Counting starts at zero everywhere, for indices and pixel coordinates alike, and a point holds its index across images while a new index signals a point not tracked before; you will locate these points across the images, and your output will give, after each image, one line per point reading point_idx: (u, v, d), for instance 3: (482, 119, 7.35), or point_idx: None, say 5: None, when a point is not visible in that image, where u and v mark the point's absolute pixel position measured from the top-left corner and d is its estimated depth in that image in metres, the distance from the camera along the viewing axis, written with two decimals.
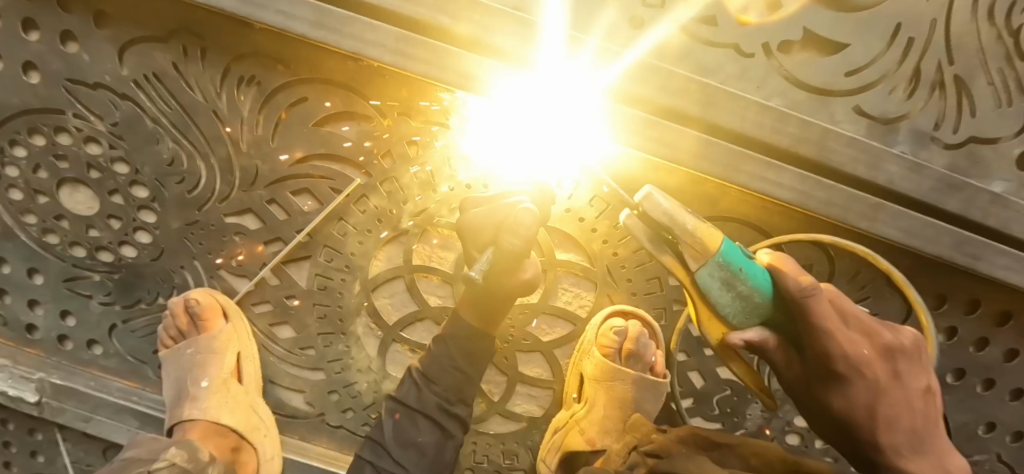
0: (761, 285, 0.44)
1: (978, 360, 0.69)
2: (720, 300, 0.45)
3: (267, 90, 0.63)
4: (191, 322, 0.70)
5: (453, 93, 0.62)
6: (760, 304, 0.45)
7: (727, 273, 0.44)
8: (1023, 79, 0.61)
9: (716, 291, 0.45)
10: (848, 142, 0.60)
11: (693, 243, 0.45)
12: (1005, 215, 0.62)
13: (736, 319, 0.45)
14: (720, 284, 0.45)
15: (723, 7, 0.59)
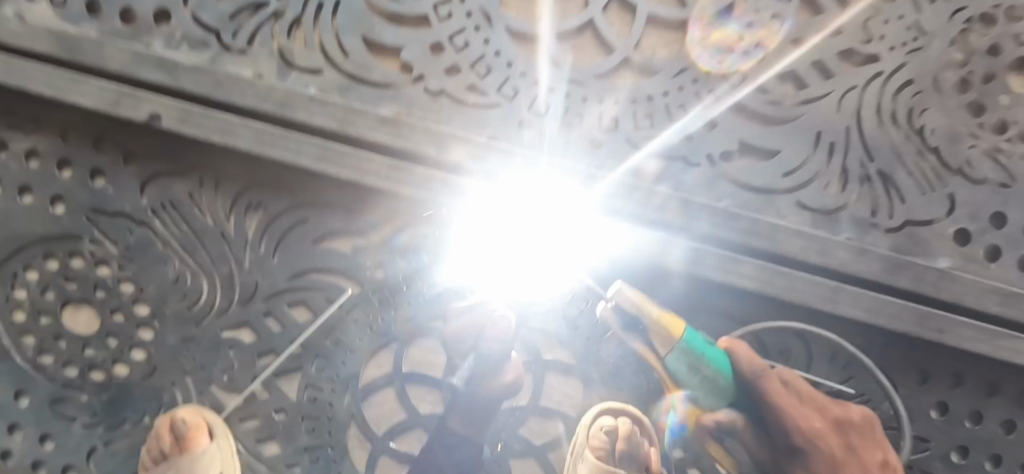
0: (719, 364, 0.64)
1: (978, 434, 0.69)
2: (691, 382, 0.64)
3: (272, 213, 0.70)
4: (174, 442, 0.68)
5: (435, 210, 0.68)
6: (715, 378, 0.63)
7: (693, 359, 0.63)
8: (937, 169, 0.68)
9: (685, 374, 0.63)
10: (795, 233, 0.65)
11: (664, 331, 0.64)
12: (958, 289, 0.66)
13: (702, 395, 0.64)
14: (687, 369, 0.63)
15: (664, 127, 0.67)
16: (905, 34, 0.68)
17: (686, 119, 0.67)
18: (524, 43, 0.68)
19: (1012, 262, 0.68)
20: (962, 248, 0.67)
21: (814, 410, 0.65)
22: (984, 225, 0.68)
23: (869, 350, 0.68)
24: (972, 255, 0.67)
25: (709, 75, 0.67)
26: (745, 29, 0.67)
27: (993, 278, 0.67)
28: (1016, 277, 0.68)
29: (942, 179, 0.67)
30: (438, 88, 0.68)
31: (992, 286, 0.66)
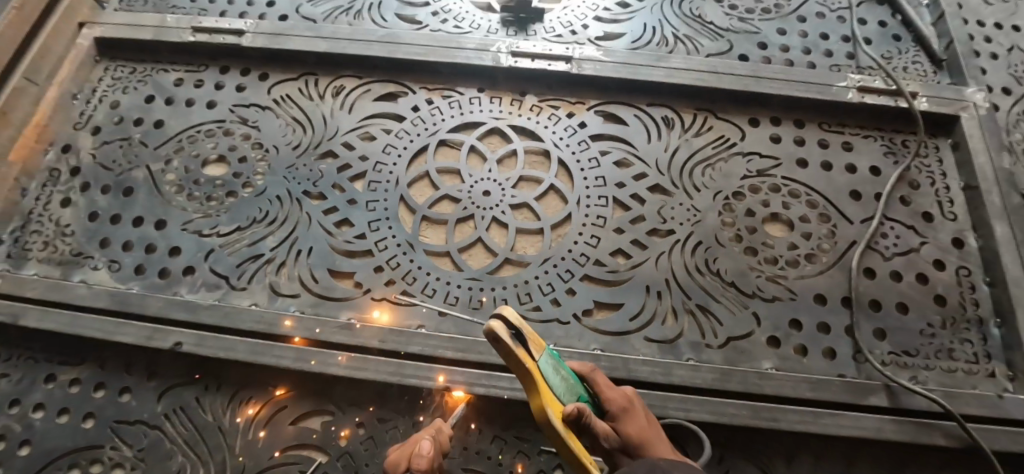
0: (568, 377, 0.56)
1: None
2: (554, 383, 0.53)
3: (259, 404, 0.91)
4: None
5: (386, 387, 0.89)
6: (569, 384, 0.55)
7: (553, 363, 0.55)
8: (738, 294, 0.90)
9: (550, 372, 0.53)
10: (643, 362, 0.85)
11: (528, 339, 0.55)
12: (775, 385, 0.84)
13: (561, 395, 0.53)
14: (553, 372, 0.54)
15: (541, 301, 0.90)
16: (687, 212, 0.94)
17: (555, 292, 0.91)
18: (438, 258, 0.95)
19: (818, 353, 0.87)
20: (777, 350, 0.87)
21: (642, 423, 0.54)
22: (788, 330, 0.88)
23: (736, 445, 0.83)
24: (787, 354, 0.87)
25: (564, 259, 0.93)
26: (581, 226, 0.95)
27: (806, 370, 0.85)
28: (825, 366, 0.86)
29: (744, 303, 0.90)
30: (381, 295, 0.93)
31: (807, 377, 0.84)
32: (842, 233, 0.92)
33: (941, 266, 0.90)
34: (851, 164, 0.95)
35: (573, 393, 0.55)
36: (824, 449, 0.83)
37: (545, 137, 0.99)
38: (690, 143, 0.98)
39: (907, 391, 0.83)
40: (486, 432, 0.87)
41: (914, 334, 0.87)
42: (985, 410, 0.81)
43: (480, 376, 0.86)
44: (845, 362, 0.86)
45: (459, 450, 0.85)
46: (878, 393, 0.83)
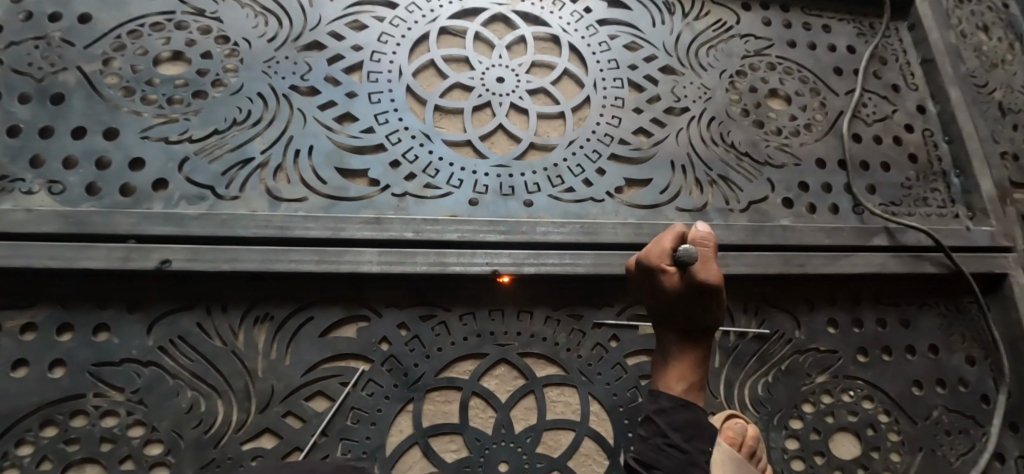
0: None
1: (865, 334, 0.94)
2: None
3: (279, 320, 0.80)
4: None
5: (434, 282, 0.85)
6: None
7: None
8: (751, 164, 0.98)
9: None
10: (683, 227, 0.90)
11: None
12: (798, 235, 0.93)
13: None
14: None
15: (572, 183, 0.93)
16: (698, 90, 1.02)
17: (585, 173, 0.94)
18: (458, 148, 0.93)
19: (826, 209, 0.97)
20: (790, 209, 0.96)
21: None
22: (798, 191, 0.97)
23: (766, 296, 0.94)
24: (799, 212, 0.96)
25: (590, 141, 0.96)
26: (602, 108, 0.98)
27: (819, 222, 0.95)
28: (835, 219, 0.96)
29: (756, 170, 0.98)
30: (401, 191, 0.87)
31: (821, 226, 0.94)
32: (831, 105, 1.04)
33: (911, 129, 1.05)
34: (832, 43, 1.10)
35: None
36: (837, 291, 0.95)
37: (551, 22, 1.03)
38: (691, 27, 1.07)
39: (904, 231, 0.95)
40: (538, 314, 0.87)
41: (897, 187, 0.99)
42: (960, 241, 0.95)
43: (529, 258, 0.86)
44: (846, 215, 0.96)
45: (512, 339, 0.85)
46: (880, 234, 0.94)
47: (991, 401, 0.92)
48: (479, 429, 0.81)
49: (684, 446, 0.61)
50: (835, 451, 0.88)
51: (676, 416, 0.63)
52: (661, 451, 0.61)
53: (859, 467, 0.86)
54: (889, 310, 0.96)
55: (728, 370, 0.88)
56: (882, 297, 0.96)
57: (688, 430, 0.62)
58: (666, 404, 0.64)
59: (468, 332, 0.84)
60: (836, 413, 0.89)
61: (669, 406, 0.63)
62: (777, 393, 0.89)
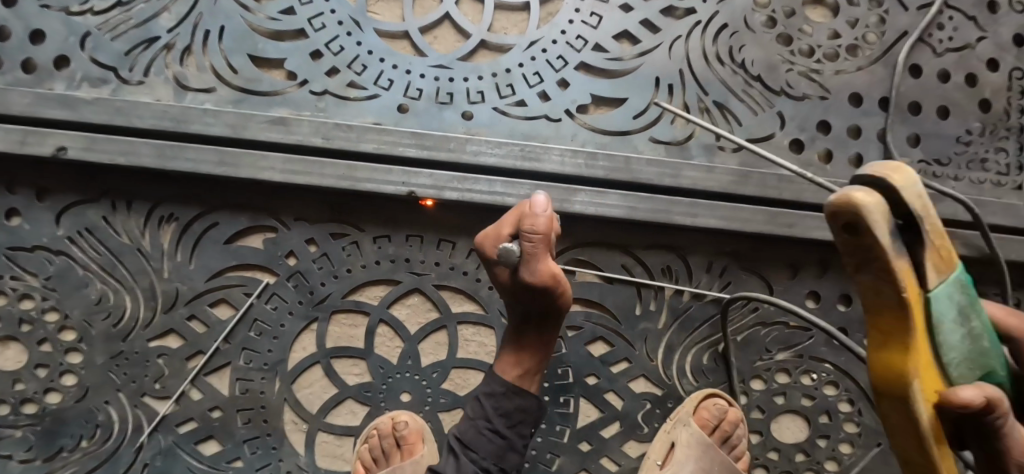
0: (975, 313, 0.39)
1: (851, 315, 0.79)
2: (949, 335, 0.37)
3: (183, 222, 0.77)
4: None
5: (349, 198, 0.78)
6: (976, 342, 0.39)
7: (961, 298, 0.37)
8: (764, 90, 0.80)
9: (949, 325, 0.37)
10: (647, 163, 0.77)
11: (939, 249, 0.36)
12: (797, 189, 0.78)
13: (956, 369, 0.38)
14: (954, 315, 0.37)
15: (528, 94, 0.80)
16: None
17: (545, 84, 0.80)
18: (394, 42, 0.81)
19: (844, 160, 0.80)
20: (799, 156, 0.80)
21: None
22: (814, 132, 0.80)
23: (738, 255, 0.80)
24: (809, 161, 0.80)
25: (555, 44, 0.81)
26: (578, 3, 0.81)
27: (829, 176, 0.79)
28: (849, 175, 0.80)
29: (768, 100, 0.80)
30: (320, 89, 0.78)
31: (826, 182, 0.78)
32: (893, 22, 0.82)
33: (995, 66, 0.82)
34: None
35: (981, 365, 0.39)
36: (831, 259, 0.80)
37: None
38: None
39: (936, 199, 0.79)
40: (461, 246, 0.78)
41: (951, 142, 0.80)
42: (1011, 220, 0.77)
43: (456, 182, 0.75)
44: None
45: (428, 268, 0.78)
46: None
47: None
48: (383, 358, 0.77)
49: (503, 434, 0.61)
50: (775, 433, 0.79)
51: (504, 404, 0.61)
52: (479, 436, 0.61)
53: (798, 453, 0.78)
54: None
55: (672, 332, 0.80)
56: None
57: (514, 417, 0.62)
58: (499, 389, 0.61)
59: (383, 255, 0.78)
60: (789, 395, 0.79)
61: (499, 393, 0.61)
62: (723, 364, 0.80)
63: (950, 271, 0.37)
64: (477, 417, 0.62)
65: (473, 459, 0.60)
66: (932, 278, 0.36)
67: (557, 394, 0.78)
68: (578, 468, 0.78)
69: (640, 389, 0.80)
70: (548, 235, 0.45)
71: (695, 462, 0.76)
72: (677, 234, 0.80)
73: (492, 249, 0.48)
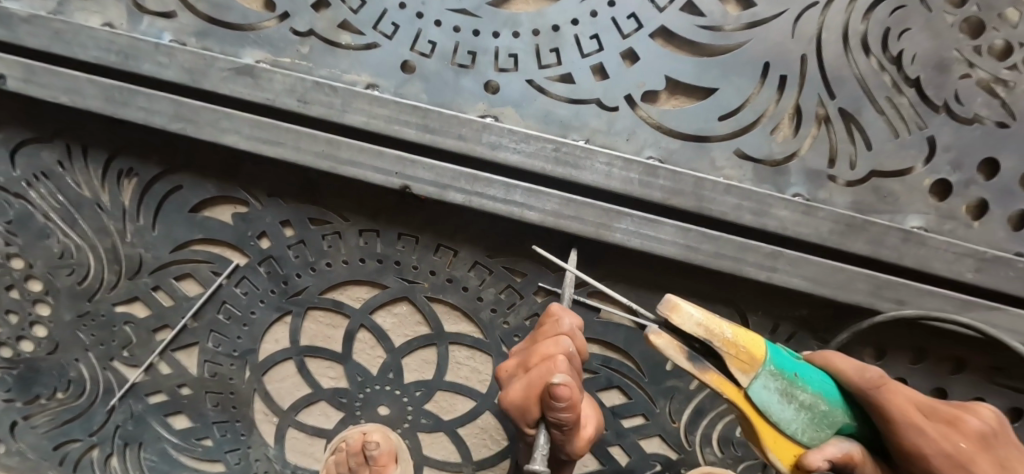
0: (813, 384, 0.42)
1: None
2: (782, 414, 0.41)
3: (144, 180, 0.65)
4: (109, 438, 0.74)
5: (334, 178, 0.62)
6: (824, 409, 0.42)
7: (781, 381, 0.41)
8: (913, 105, 0.61)
9: (776, 406, 0.41)
10: (726, 190, 0.57)
11: (736, 354, 0.41)
12: (924, 253, 0.60)
13: (804, 435, 0.42)
14: (779, 396, 0.41)
15: (579, 66, 0.58)
16: None
17: (605, 54, 0.58)
18: None
19: (1001, 219, 0.62)
20: (939, 203, 0.62)
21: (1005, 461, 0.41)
22: (971, 175, 0.61)
23: (815, 322, 0.62)
24: (953, 211, 0.62)
25: None
26: None
27: (970, 240, 0.62)
28: (1004, 239, 0.62)
29: (919, 119, 0.61)
30: (306, 28, 0.59)
31: (970, 250, 0.61)
32: None
33: None
34: None
35: (829, 419, 0.42)
36: (936, 349, 0.64)
37: None
38: None
39: None
40: (463, 256, 0.63)
41: None
42: None
43: (463, 181, 0.58)
44: None
45: (422, 277, 0.64)
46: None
47: None
48: (361, 366, 0.67)
49: None
50: None
51: None
52: None
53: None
54: (1001, 393, 0.64)
55: (705, 395, 0.66)
56: (999, 373, 0.64)
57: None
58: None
59: (370, 253, 0.64)
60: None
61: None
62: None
63: (759, 362, 0.41)
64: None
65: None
66: (743, 375, 0.41)
67: None
68: None
69: (651, 447, 0.69)
70: (576, 408, 0.45)
71: None
72: (745, 285, 0.60)
73: (523, 405, 0.48)
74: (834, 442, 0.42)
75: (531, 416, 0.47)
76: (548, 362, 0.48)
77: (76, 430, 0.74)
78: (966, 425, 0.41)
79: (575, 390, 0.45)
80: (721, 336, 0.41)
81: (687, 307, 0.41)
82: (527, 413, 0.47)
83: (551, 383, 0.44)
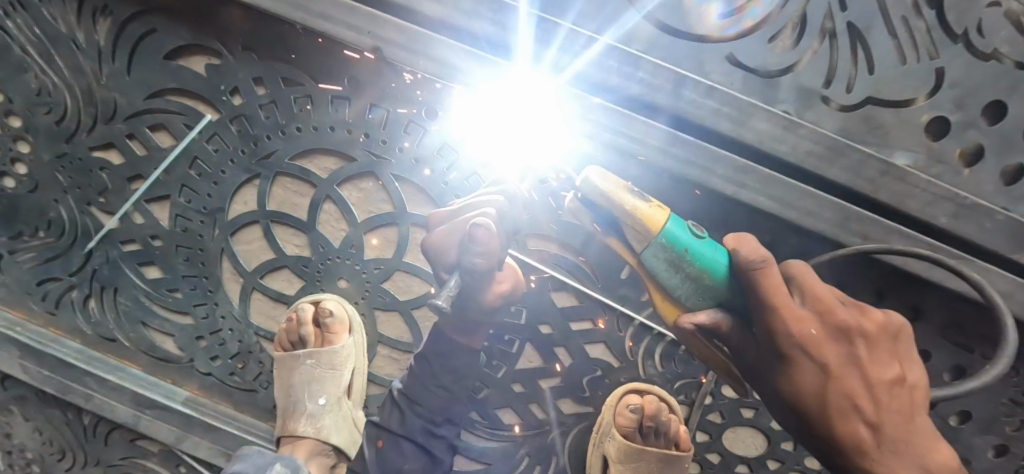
0: (709, 262, 0.43)
1: None
2: (670, 281, 0.44)
3: (119, 20, 0.63)
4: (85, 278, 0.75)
5: (306, 36, 0.60)
6: (712, 286, 0.44)
7: (673, 255, 0.43)
8: (930, 30, 0.57)
9: (663, 273, 0.44)
10: (707, 92, 0.56)
11: (634, 225, 0.43)
12: (901, 190, 0.59)
13: (686, 301, 0.45)
14: (667, 266, 0.44)
15: None
16: None
17: None
18: None
19: (992, 170, 0.59)
20: (931, 142, 0.59)
21: (861, 356, 0.43)
22: (972, 117, 0.58)
23: (776, 249, 0.62)
24: (944, 154, 0.59)
25: None
26: None
27: (956, 185, 0.60)
28: (990, 193, 0.60)
29: (932, 46, 0.57)
30: None
31: (948, 194, 0.59)
32: None
33: None
34: None
35: (715, 293, 0.44)
36: (896, 293, 0.65)
37: None
38: None
39: None
40: (433, 136, 0.62)
41: None
42: None
43: (451, 53, 0.57)
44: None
45: (391, 153, 0.64)
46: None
47: (1002, 451, 0.75)
48: (325, 238, 0.68)
49: (450, 386, 0.64)
50: (726, 440, 0.74)
51: (445, 364, 0.62)
52: (428, 389, 0.64)
53: (740, 464, 0.74)
54: (940, 342, 0.68)
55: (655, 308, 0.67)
56: (955, 330, 0.67)
57: (459, 375, 0.63)
58: (445, 350, 0.62)
59: (340, 123, 0.63)
60: (759, 412, 0.71)
61: (442, 352, 0.62)
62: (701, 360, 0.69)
63: (653, 234, 0.43)
64: (423, 374, 0.64)
65: (419, 413, 0.65)
66: (638, 244, 0.44)
67: (502, 331, 0.69)
68: (504, 404, 0.73)
69: (595, 353, 0.71)
70: (490, 255, 0.49)
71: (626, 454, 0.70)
72: (712, 203, 0.60)
73: (442, 248, 0.51)
74: (710, 313, 0.44)
75: (446, 260, 0.51)
76: (472, 209, 0.51)
77: (57, 269, 0.75)
78: (835, 318, 0.43)
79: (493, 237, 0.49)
80: (618, 207, 0.44)
81: (594, 175, 0.45)
82: (442, 256, 0.51)
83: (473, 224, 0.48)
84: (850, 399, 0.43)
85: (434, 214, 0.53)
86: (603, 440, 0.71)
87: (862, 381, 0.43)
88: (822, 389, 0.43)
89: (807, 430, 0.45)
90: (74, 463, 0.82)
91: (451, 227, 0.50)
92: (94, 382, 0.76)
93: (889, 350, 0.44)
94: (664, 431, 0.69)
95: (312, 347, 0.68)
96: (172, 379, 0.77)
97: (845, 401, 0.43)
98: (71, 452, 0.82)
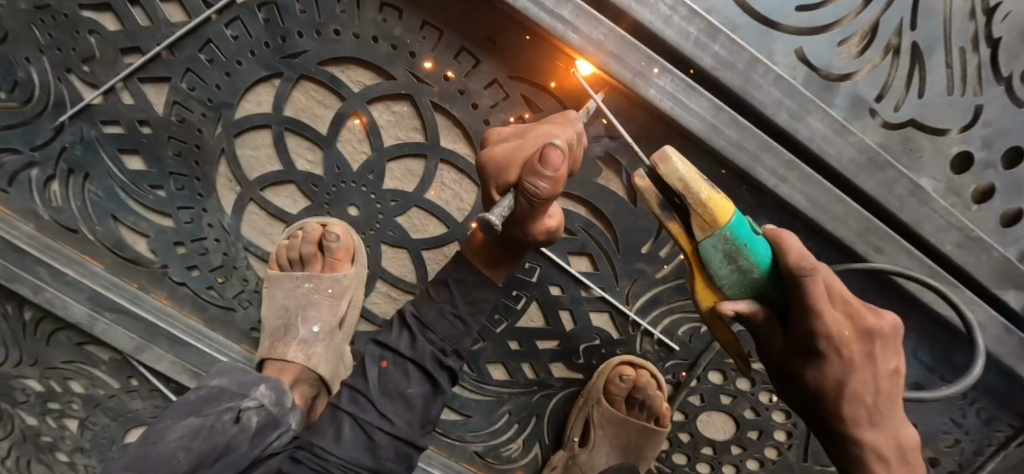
0: (762, 258, 0.41)
1: None
2: (718, 270, 0.42)
3: None
4: (51, 156, 0.66)
5: None
6: (758, 280, 0.42)
7: (730, 246, 0.41)
8: (982, 66, 0.59)
9: (715, 262, 0.42)
10: (775, 81, 0.57)
11: (701, 212, 0.41)
12: (920, 211, 0.62)
13: (729, 289, 0.43)
14: (722, 256, 0.42)
15: None
16: None
17: None
18: None
19: (997, 211, 0.63)
20: (954, 175, 0.62)
21: (872, 350, 0.44)
22: (995, 157, 0.61)
23: None
24: (962, 187, 0.62)
25: None
26: None
27: (966, 219, 0.63)
28: (991, 231, 0.64)
29: (980, 81, 0.59)
30: None
31: (959, 225, 0.63)
32: None
33: None
34: None
35: (758, 286, 0.43)
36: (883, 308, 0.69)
37: None
38: None
39: None
40: (484, 69, 0.59)
41: None
42: None
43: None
44: (1018, 236, 0.64)
45: (434, 79, 0.60)
46: (1021, 290, 0.66)
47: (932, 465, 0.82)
48: (343, 158, 0.63)
49: (464, 319, 0.57)
50: (699, 423, 0.77)
51: (471, 297, 0.56)
52: (442, 319, 0.56)
53: (706, 447, 0.77)
54: (910, 362, 0.73)
55: (666, 287, 0.67)
56: (925, 351, 0.72)
57: (479, 306, 0.57)
58: (468, 279, 0.56)
59: (386, 36, 0.58)
60: (736, 400, 0.73)
61: (469, 283, 0.56)
62: (696, 343, 0.70)
63: (718, 224, 0.41)
64: (440, 300, 0.57)
65: (431, 340, 0.56)
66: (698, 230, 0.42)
67: (512, 286, 0.67)
68: (496, 359, 0.71)
69: (598, 323, 0.70)
70: (557, 183, 0.44)
71: (605, 419, 0.73)
72: (749, 194, 0.61)
73: (502, 165, 0.45)
74: (751, 303, 0.42)
75: (508, 177, 0.45)
76: (541, 133, 0.47)
77: (17, 139, 0.65)
78: (862, 322, 0.44)
79: (564, 164, 0.43)
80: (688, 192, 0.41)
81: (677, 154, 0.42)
82: (504, 173, 0.45)
83: (546, 145, 0.43)
84: (856, 385, 0.44)
85: (491, 132, 0.49)
86: (588, 407, 0.73)
87: (874, 372, 0.44)
88: (842, 379, 0.44)
89: (811, 408, 0.46)
90: (6, 360, 0.74)
91: (516, 144, 0.46)
92: (48, 273, 0.68)
93: (893, 345, 0.46)
94: (647, 405, 0.73)
95: (310, 270, 0.66)
96: (136, 283, 0.70)
97: (856, 388, 0.44)
98: (3, 348, 0.73)
